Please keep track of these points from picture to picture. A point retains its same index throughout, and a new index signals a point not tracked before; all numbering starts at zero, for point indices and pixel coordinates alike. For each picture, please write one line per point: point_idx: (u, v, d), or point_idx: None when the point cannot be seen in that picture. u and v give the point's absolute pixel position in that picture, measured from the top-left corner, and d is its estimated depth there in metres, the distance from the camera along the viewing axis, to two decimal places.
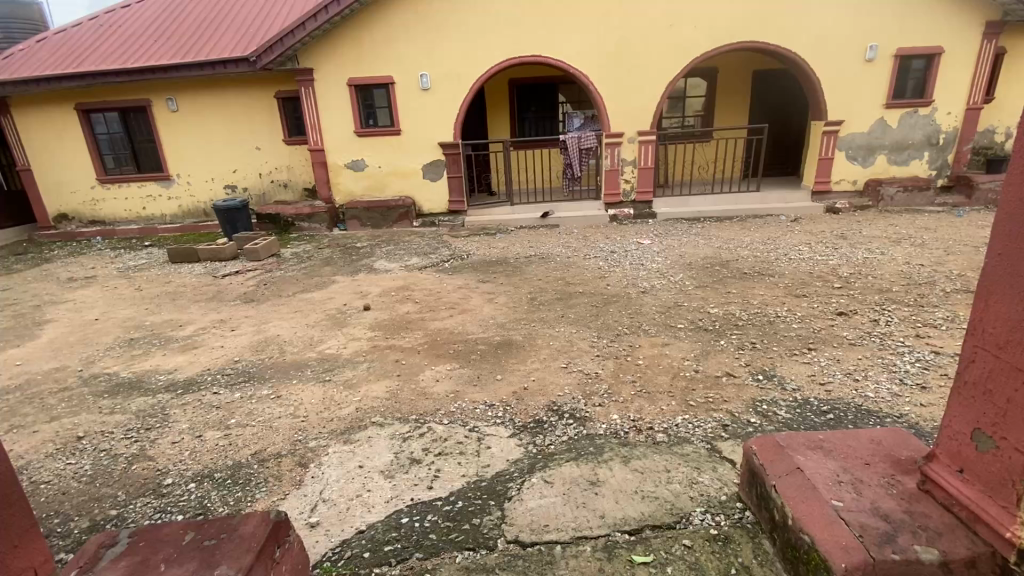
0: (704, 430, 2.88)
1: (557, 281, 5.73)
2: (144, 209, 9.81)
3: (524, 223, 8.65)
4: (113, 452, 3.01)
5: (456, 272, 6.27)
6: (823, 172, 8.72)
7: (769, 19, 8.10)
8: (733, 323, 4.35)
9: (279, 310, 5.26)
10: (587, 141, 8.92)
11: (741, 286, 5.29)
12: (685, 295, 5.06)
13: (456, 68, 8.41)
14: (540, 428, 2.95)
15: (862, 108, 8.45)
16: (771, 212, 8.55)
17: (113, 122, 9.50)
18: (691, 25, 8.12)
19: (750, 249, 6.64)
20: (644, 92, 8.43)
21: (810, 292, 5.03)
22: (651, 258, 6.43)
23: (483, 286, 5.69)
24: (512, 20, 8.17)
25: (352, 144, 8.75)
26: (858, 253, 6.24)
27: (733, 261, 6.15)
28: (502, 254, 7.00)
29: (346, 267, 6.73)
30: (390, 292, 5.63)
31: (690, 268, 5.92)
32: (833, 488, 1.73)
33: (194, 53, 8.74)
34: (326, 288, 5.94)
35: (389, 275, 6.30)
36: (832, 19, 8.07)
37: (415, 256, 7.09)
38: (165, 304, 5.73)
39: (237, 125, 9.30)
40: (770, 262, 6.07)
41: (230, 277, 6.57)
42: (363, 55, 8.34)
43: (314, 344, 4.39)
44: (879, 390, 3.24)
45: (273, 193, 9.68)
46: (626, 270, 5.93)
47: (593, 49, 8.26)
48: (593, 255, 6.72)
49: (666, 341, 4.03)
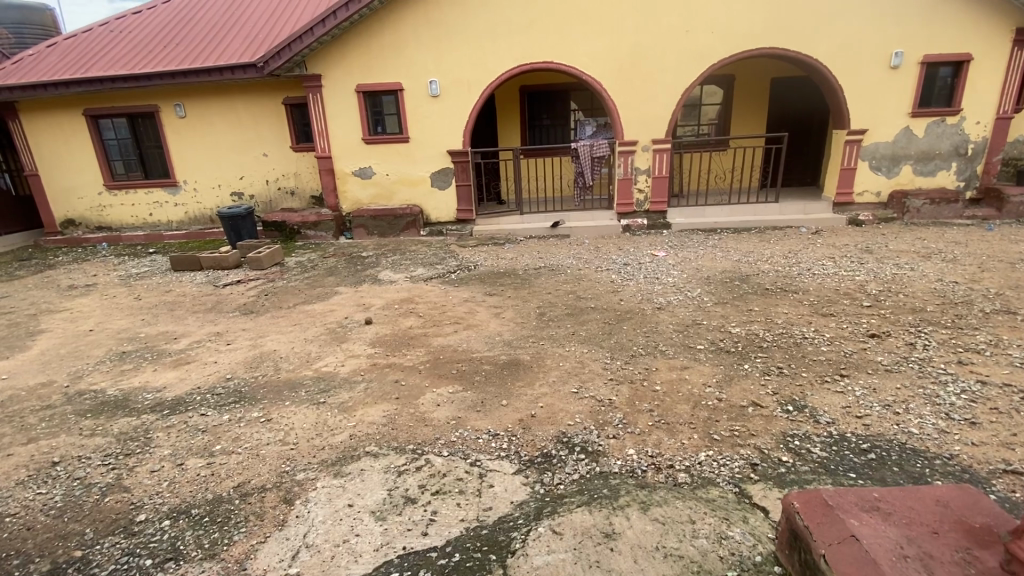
0: (731, 469, 2.60)
1: (567, 294, 5.47)
2: (150, 215, 9.71)
3: (534, 233, 8.43)
4: (87, 481, 2.81)
5: (462, 284, 6.05)
6: (845, 183, 8.39)
7: (790, 24, 7.82)
8: (757, 345, 4.06)
9: (277, 323, 5.06)
10: (600, 149, 8.53)
11: (763, 303, 5.00)
12: (704, 313, 4.78)
13: (466, 74, 8.23)
14: (548, 463, 2.69)
15: (887, 116, 8.12)
16: (790, 224, 8.24)
17: (121, 128, 9.45)
18: (708, 30, 7.87)
19: (770, 263, 6.35)
20: (659, 99, 8.18)
21: (837, 311, 4.73)
22: (667, 271, 6.15)
23: (490, 299, 5.45)
24: (524, 25, 7.97)
25: (359, 151, 8.58)
26: (886, 269, 5.92)
27: (753, 275, 5.86)
28: (511, 265, 6.78)
29: (350, 278, 6.54)
30: (393, 305, 5.41)
31: (708, 282, 5.65)
32: (897, 565, 1.46)
33: (202, 59, 8.65)
34: (327, 299, 5.74)
35: (393, 287, 6.08)
36: (856, 24, 7.78)
37: (421, 267, 6.87)
38: (162, 314, 5.56)
39: (244, 131, 9.19)
40: (792, 277, 5.77)
41: (231, 287, 6.41)
42: (371, 61, 8.18)
43: (311, 361, 4.16)
44: (924, 425, 2.94)
45: (279, 200, 9.55)
46: (640, 284, 5.66)
47: (607, 56, 8.03)
48: (606, 267, 6.46)
49: (685, 365, 3.75)
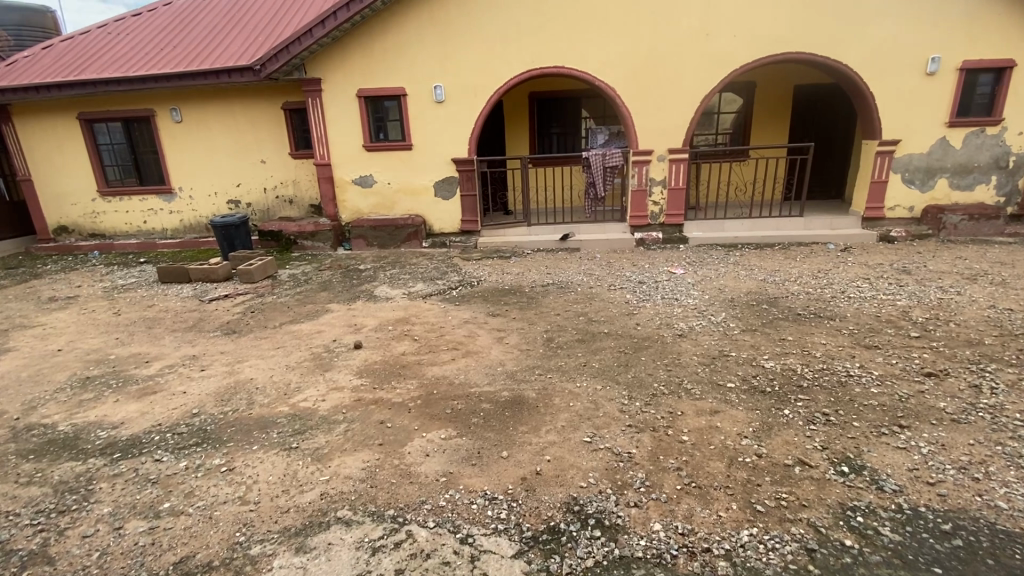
0: (782, 557, 2.12)
1: (577, 317, 4.98)
2: (145, 222, 9.37)
3: (542, 246, 7.97)
4: (5, 549, 2.37)
5: (464, 303, 5.58)
6: (875, 198, 7.86)
7: (817, 27, 7.35)
8: (795, 385, 3.55)
9: (259, 346, 4.62)
10: (613, 159, 8.06)
11: (797, 332, 4.49)
12: (731, 342, 4.27)
13: (473, 79, 7.81)
14: (555, 544, 2.23)
15: (921, 127, 7.60)
16: (817, 240, 7.72)
17: (116, 132, 9.14)
18: (730, 34, 7.41)
19: (798, 283, 5.84)
20: (676, 107, 7.71)
21: (881, 342, 4.20)
22: (686, 291, 5.65)
23: (493, 321, 4.97)
24: (536, 28, 7.56)
25: (360, 158, 8.19)
26: (929, 292, 5.38)
27: (782, 298, 5.35)
28: (517, 281, 6.32)
29: (344, 293, 6.11)
30: (387, 326, 4.95)
31: (732, 305, 5.14)
32: None
33: (199, 62, 8.32)
34: (318, 318, 5.30)
35: (389, 305, 5.63)
36: (889, 28, 7.29)
37: (420, 282, 6.42)
38: (138, 333, 5.14)
39: (241, 137, 8.83)
40: (826, 301, 5.24)
41: (216, 302, 6.00)
42: (374, 65, 7.80)
43: (290, 394, 3.70)
44: (1012, 498, 2.42)
45: (277, 209, 9.17)
46: (658, 306, 5.16)
47: (621, 60, 7.60)
48: (620, 285, 5.97)
49: (715, 409, 3.25)
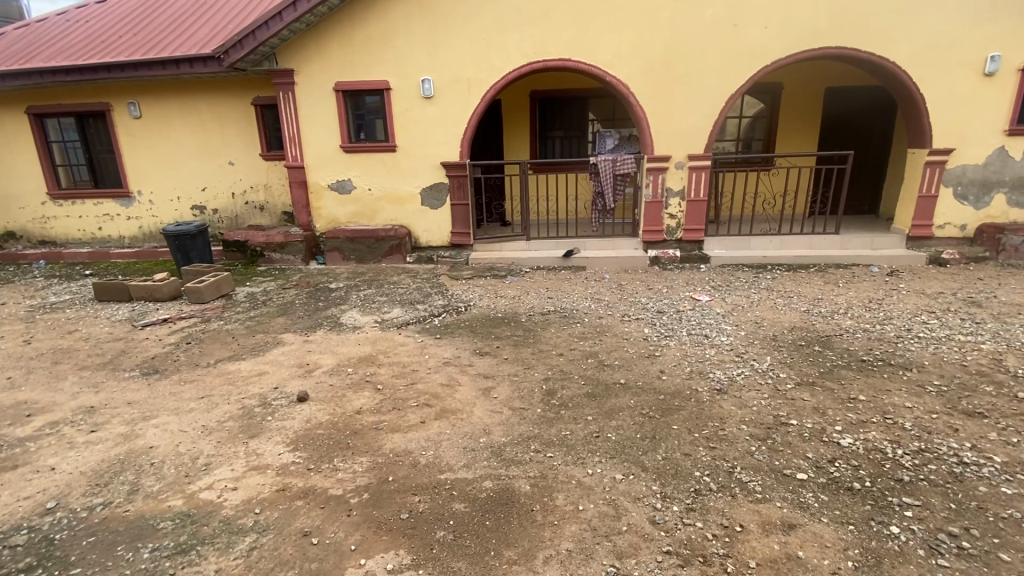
0: None
1: (585, 359, 3.95)
2: (99, 229, 8.39)
3: (543, 263, 7.02)
4: None
5: (446, 335, 4.59)
6: (923, 214, 6.90)
7: (861, 20, 6.41)
8: (892, 478, 2.56)
9: (178, 394, 3.62)
10: (624, 166, 7.08)
11: (870, 388, 3.49)
12: (788, 405, 3.26)
13: (466, 74, 6.87)
14: None
15: (978, 134, 6.64)
16: (857, 262, 6.76)
17: (69, 129, 8.18)
18: (760, 25, 6.47)
19: (851, 317, 4.84)
20: (697, 108, 6.75)
21: (986, 408, 3.20)
22: (716, 324, 4.66)
23: (481, 362, 3.96)
24: (538, 16, 6.63)
25: (337, 161, 7.23)
26: (1016, 333, 4.39)
27: (837, 337, 4.37)
28: (512, 307, 5.33)
29: (305, 319, 5.12)
30: (345, 368, 3.94)
31: (777, 347, 4.15)
32: None
33: (159, 51, 7.37)
34: (265, 352, 4.31)
35: (355, 337, 4.61)
36: (943, 21, 6.35)
37: (397, 306, 5.42)
38: (38, 370, 4.16)
39: (208, 135, 7.89)
40: (891, 343, 4.25)
41: (151, 327, 5.02)
42: (353, 55, 6.86)
43: (191, 477, 2.70)
44: None
45: (247, 216, 8.20)
46: (685, 345, 4.16)
47: (635, 55, 6.66)
48: (636, 314, 4.97)
49: (788, 522, 2.26)
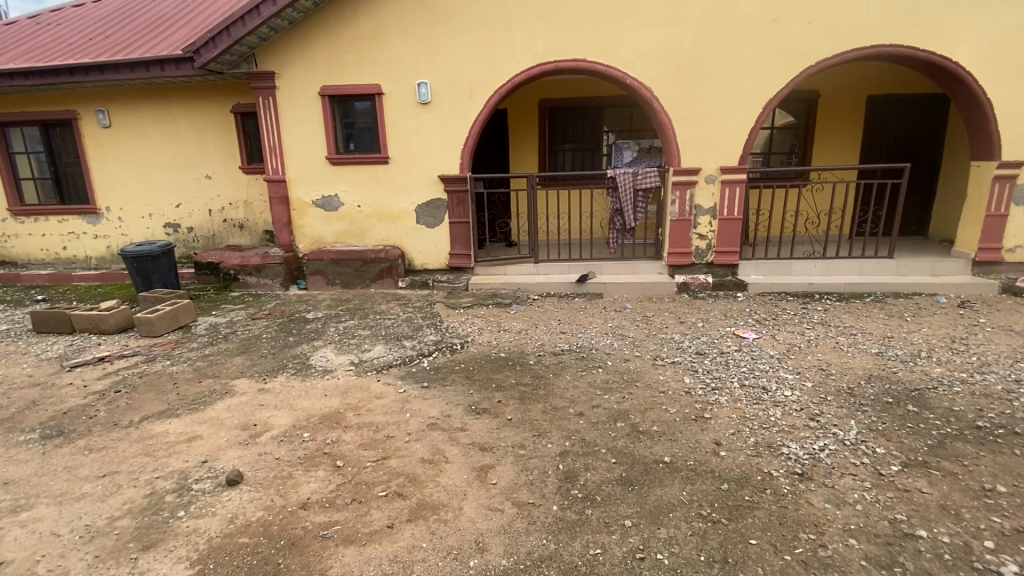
0: None
1: (614, 423, 3.02)
2: (64, 249, 7.61)
3: (554, 290, 6.15)
4: None
5: (434, 383, 3.67)
6: (992, 236, 5.99)
7: (920, 14, 5.58)
8: None
9: (74, 470, 2.72)
10: (646, 180, 6.20)
11: (1007, 474, 2.54)
12: (905, 504, 2.31)
13: (468, 77, 6.10)
14: None
15: None
16: (919, 290, 5.87)
17: (33, 139, 7.44)
18: (804, 21, 5.67)
19: (939, 363, 3.90)
20: (730, 115, 5.93)
21: None
22: (773, 371, 3.72)
23: (476, 426, 3.04)
24: (549, 12, 5.87)
25: (321, 174, 6.44)
26: None
27: (933, 393, 3.41)
28: (518, 345, 4.42)
29: (267, 359, 4.23)
30: (299, 434, 3.02)
31: (861, 407, 3.21)
32: None
33: (129, 52, 6.68)
34: (206, 406, 3.42)
35: (323, 385, 3.71)
36: (1015, 15, 5.53)
37: (380, 343, 4.53)
38: None
39: (184, 146, 7.15)
40: (1005, 401, 3.29)
41: (81, 368, 4.15)
42: (342, 56, 6.12)
43: None
44: None
45: (225, 235, 7.42)
46: (742, 404, 3.20)
47: (659, 55, 5.87)
48: (671, 357, 4.04)
49: None
